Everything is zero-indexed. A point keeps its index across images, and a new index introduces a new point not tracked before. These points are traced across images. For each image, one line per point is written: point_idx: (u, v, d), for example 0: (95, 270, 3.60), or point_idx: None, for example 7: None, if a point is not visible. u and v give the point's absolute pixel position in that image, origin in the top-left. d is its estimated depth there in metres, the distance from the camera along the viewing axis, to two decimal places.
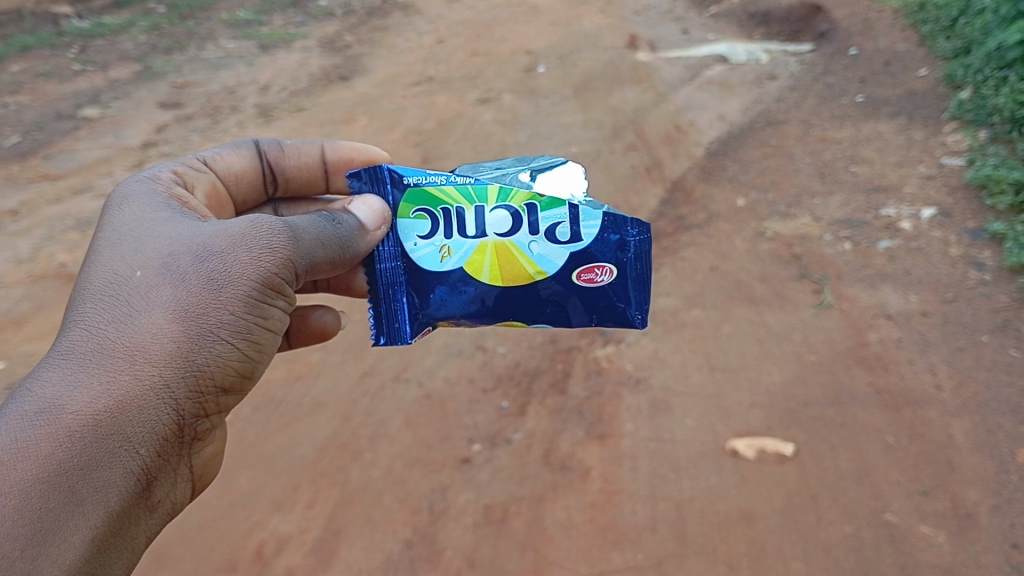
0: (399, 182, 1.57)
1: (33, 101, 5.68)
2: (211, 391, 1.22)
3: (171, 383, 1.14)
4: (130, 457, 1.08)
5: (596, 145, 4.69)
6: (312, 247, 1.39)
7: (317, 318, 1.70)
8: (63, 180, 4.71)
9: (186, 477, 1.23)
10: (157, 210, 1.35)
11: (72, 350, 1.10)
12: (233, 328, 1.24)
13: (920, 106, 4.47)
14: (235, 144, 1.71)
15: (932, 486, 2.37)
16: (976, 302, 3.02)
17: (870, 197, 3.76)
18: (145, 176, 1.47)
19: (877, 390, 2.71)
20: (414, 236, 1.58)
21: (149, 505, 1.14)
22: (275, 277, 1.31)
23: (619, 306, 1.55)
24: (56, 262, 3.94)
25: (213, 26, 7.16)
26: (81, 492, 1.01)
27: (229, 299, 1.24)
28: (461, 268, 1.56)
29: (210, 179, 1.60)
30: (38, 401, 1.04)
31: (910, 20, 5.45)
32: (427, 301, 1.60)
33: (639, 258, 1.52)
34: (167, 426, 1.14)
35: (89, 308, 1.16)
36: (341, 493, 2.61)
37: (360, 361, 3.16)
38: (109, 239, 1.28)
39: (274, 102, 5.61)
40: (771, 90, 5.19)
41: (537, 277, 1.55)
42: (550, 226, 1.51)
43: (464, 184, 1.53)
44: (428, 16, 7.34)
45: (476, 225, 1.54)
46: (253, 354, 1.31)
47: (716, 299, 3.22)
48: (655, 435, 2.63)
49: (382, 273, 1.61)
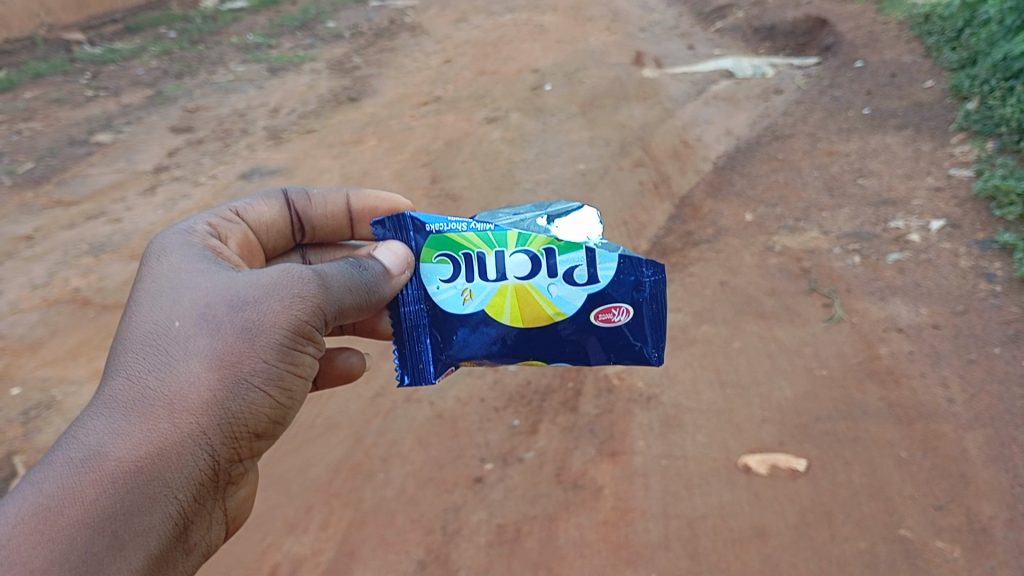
0: (421, 228, 1.55)
1: (46, 128, 5.77)
2: (244, 437, 1.22)
3: (207, 430, 1.14)
4: (168, 502, 1.08)
5: (604, 162, 4.73)
6: (340, 294, 1.39)
7: (343, 360, 1.68)
8: (76, 206, 4.76)
9: (217, 519, 1.23)
10: (192, 260, 1.35)
11: (113, 398, 1.10)
12: (265, 376, 1.24)
13: (927, 118, 4.48)
14: (263, 194, 1.70)
15: (946, 501, 2.36)
16: (986, 314, 3.02)
17: (878, 210, 3.76)
18: (180, 229, 1.46)
19: (889, 403, 2.70)
20: (436, 280, 1.57)
21: (184, 548, 1.14)
22: (304, 325, 1.31)
23: (636, 345, 1.55)
24: (70, 287, 3.98)
25: (223, 50, 7.27)
26: (122, 536, 1.01)
27: (261, 348, 1.24)
28: (483, 310, 1.56)
29: (242, 230, 1.59)
30: (83, 447, 1.04)
31: (915, 32, 5.47)
32: (450, 341, 1.59)
33: (654, 297, 1.52)
34: (203, 472, 1.14)
35: (129, 355, 1.16)
36: (355, 513, 2.61)
37: (372, 383, 3.17)
38: (146, 288, 1.28)
39: (283, 125, 5.67)
40: (777, 104, 5.21)
41: (556, 318, 1.55)
42: (568, 269, 1.52)
43: (486, 231, 1.53)
44: (435, 36, 7.42)
45: (497, 270, 1.54)
46: (284, 401, 1.31)
47: (726, 314, 3.22)
48: (668, 452, 2.63)
49: (406, 316, 1.59)
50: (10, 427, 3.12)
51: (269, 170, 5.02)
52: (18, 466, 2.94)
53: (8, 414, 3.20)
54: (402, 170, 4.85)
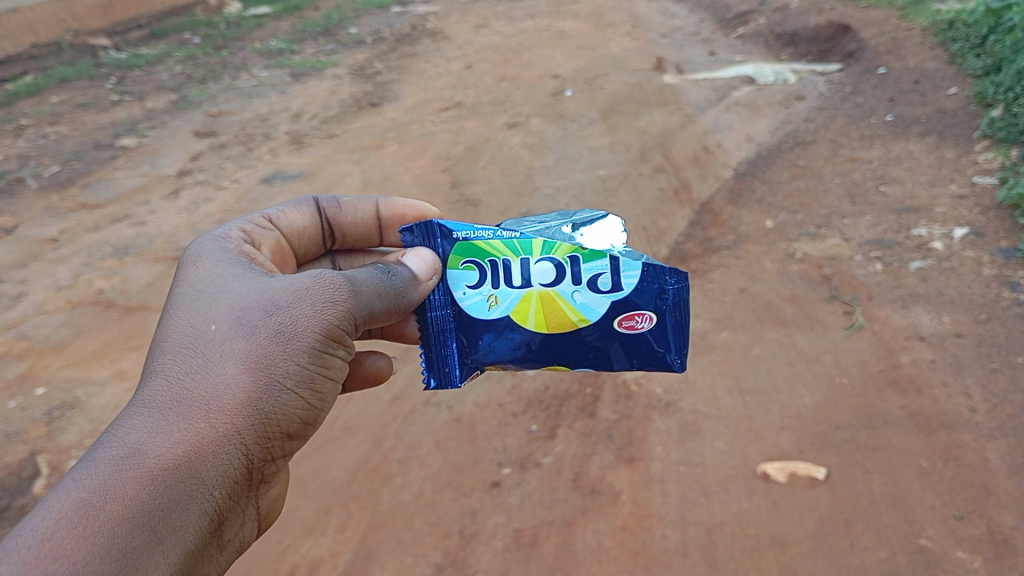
0: (448, 234, 1.57)
1: (72, 132, 5.84)
2: (277, 437, 1.23)
3: (242, 430, 1.15)
4: (205, 499, 1.09)
5: (624, 168, 4.73)
6: (369, 299, 1.39)
7: (370, 364, 1.68)
8: (101, 209, 4.81)
9: (250, 519, 1.23)
10: (227, 266, 1.36)
11: (152, 399, 1.12)
12: (298, 379, 1.25)
13: (951, 125, 4.44)
14: (295, 201, 1.71)
15: (967, 511, 2.34)
16: (1010, 323, 2.98)
17: (901, 217, 3.74)
18: (215, 235, 1.48)
19: (910, 412, 2.68)
20: (463, 286, 1.58)
21: (220, 544, 1.15)
22: (335, 329, 1.31)
23: (659, 351, 1.53)
24: (94, 289, 4.03)
25: (246, 56, 7.35)
26: (162, 531, 1.02)
27: (295, 351, 1.25)
28: (508, 315, 1.57)
29: (275, 237, 1.61)
30: (124, 445, 1.05)
31: (939, 39, 5.44)
32: (476, 346, 1.60)
33: (678, 305, 1.50)
34: (238, 470, 1.15)
35: (167, 358, 1.18)
36: (373, 516, 2.63)
37: (391, 387, 3.18)
38: (183, 293, 1.30)
39: (305, 129, 5.72)
40: (799, 110, 5.19)
41: (580, 325, 1.54)
42: (592, 277, 1.51)
43: (511, 238, 1.53)
44: (456, 42, 7.46)
45: (522, 276, 1.54)
46: (316, 403, 1.31)
47: (746, 321, 3.21)
48: (686, 458, 2.62)
49: (433, 321, 1.60)
50: (34, 427, 3.16)
51: (291, 175, 5.06)
52: (41, 465, 2.97)
53: (32, 414, 3.23)
54: (422, 175, 4.87)
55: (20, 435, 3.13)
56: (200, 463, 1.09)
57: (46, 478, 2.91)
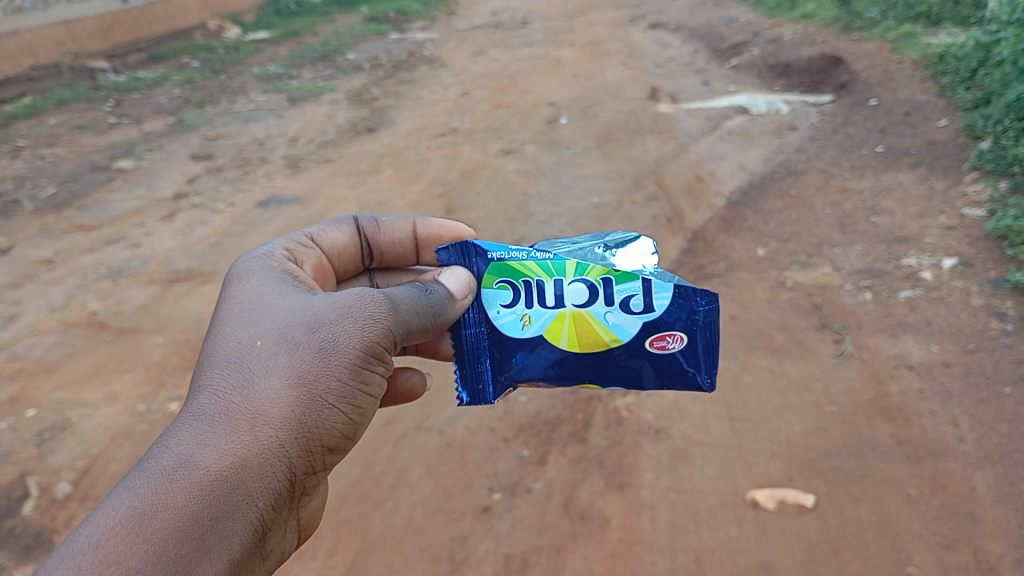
0: (483, 253, 1.55)
1: (69, 154, 5.87)
2: (319, 451, 1.20)
3: (286, 443, 1.13)
4: (250, 509, 1.07)
5: (617, 195, 4.77)
6: (408, 316, 1.37)
7: (405, 380, 1.65)
8: (97, 231, 4.83)
9: (291, 530, 1.21)
10: (271, 284, 1.36)
11: (201, 411, 1.10)
12: (340, 394, 1.23)
13: (941, 157, 4.50)
14: (335, 221, 1.72)
15: (955, 539, 2.34)
16: (998, 352, 3.01)
17: (890, 247, 3.77)
18: (259, 252, 1.48)
19: (899, 441, 2.69)
20: (496, 305, 1.57)
21: (263, 554, 1.13)
22: (376, 346, 1.29)
23: (689, 371, 1.53)
24: (88, 310, 4.03)
25: (244, 80, 7.42)
26: (209, 540, 1.00)
27: (337, 366, 1.23)
28: (542, 334, 1.56)
29: (316, 255, 1.61)
30: (173, 456, 1.04)
31: (930, 72, 5.53)
32: (509, 363, 1.60)
33: (709, 326, 1.49)
34: (282, 483, 1.13)
35: (214, 372, 1.17)
36: (363, 541, 2.63)
37: (383, 410, 3.21)
38: (229, 310, 1.29)
39: (302, 154, 5.76)
40: (791, 140, 5.25)
41: (612, 344, 1.54)
42: (624, 298, 1.51)
43: (544, 259, 1.53)
44: (453, 69, 7.55)
45: (555, 296, 1.54)
46: (356, 418, 1.29)
47: (737, 348, 3.23)
48: (676, 485, 2.63)
49: (467, 338, 1.59)
50: (24, 448, 3.15)
51: (286, 199, 5.08)
52: (31, 487, 2.95)
53: (23, 435, 3.22)
54: (417, 201, 4.89)
55: (10, 456, 3.12)
56: (247, 474, 1.07)
57: (36, 499, 2.90)
